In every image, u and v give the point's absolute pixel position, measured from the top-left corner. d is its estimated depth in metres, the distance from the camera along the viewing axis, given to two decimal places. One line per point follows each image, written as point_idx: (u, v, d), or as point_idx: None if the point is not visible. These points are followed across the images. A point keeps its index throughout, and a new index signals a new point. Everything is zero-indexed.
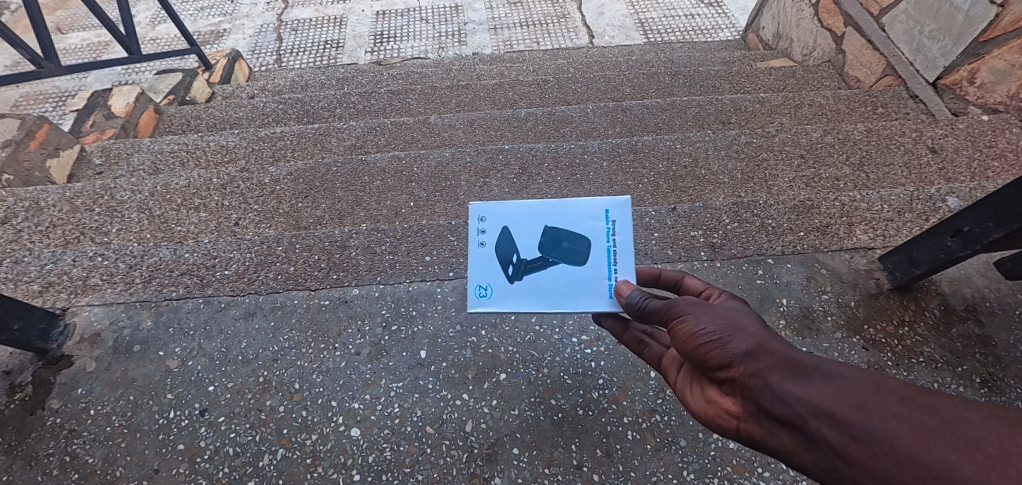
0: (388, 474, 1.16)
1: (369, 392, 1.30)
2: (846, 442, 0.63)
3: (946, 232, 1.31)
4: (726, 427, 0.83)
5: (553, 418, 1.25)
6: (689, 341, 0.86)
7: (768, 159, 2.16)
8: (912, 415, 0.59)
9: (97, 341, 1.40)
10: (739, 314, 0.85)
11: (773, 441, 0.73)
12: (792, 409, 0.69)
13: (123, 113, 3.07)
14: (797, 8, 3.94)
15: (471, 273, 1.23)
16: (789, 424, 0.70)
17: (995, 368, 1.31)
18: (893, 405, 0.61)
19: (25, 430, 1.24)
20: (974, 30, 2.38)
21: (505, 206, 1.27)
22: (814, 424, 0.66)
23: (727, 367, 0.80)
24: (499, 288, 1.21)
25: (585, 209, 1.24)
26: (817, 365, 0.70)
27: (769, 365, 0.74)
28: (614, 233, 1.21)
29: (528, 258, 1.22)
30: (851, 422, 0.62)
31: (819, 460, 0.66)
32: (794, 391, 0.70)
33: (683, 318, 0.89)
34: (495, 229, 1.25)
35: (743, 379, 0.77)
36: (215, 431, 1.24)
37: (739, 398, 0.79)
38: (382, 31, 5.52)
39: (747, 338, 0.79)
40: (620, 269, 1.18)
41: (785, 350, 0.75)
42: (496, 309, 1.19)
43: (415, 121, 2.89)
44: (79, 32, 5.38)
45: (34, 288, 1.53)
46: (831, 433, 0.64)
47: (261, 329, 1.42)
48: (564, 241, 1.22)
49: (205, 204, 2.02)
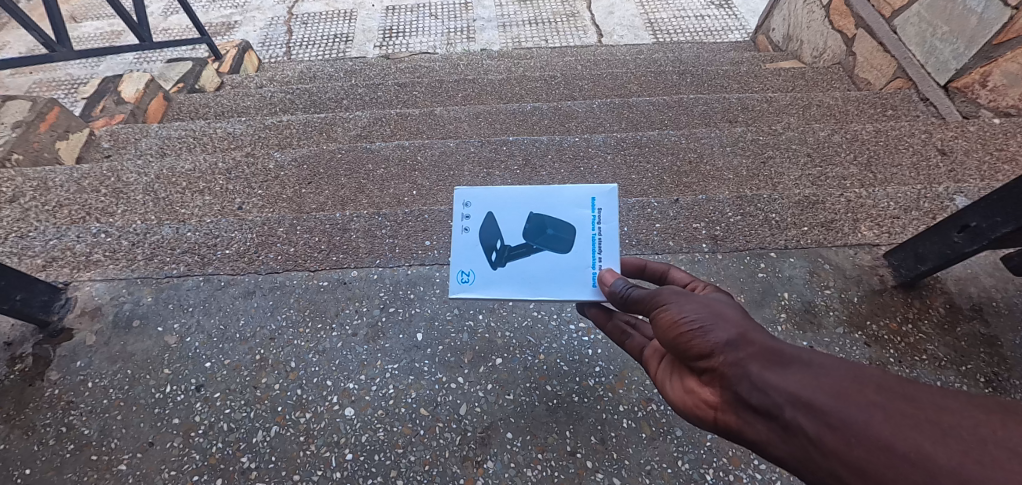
0: (382, 454, 1.16)
1: (365, 372, 1.30)
2: (821, 431, 0.61)
3: (952, 228, 1.29)
4: (704, 418, 0.82)
5: (548, 404, 1.25)
6: (671, 329, 0.85)
7: (774, 156, 2.14)
8: (889, 403, 0.58)
9: (98, 315, 1.41)
10: (723, 304, 0.84)
11: (750, 431, 0.72)
12: (770, 398, 0.68)
13: (133, 99, 3.11)
14: (808, 9, 3.91)
15: (454, 258, 1.22)
16: (765, 414, 0.68)
17: (1000, 368, 1.28)
18: (871, 394, 0.60)
19: (24, 400, 1.25)
20: (987, 33, 2.34)
21: (490, 192, 1.27)
22: (790, 413, 0.65)
23: (707, 356, 0.79)
24: (482, 274, 1.19)
25: (571, 196, 1.24)
26: (796, 354, 0.69)
27: (748, 355, 0.73)
28: (601, 221, 1.21)
29: (512, 245, 1.21)
30: (827, 410, 0.61)
31: (794, 450, 0.65)
32: (771, 380, 0.69)
33: (666, 307, 0.88)
34: (480, 214, 1.25)
35: (723, 368, 0.76)
36: (211, 406, 1.24)
37: (719, 388, 0.78)
38: (392, 26, 5.55)
39: (729, 327, 0.78)
40: (605, 258, 1.17)
41: (766, 341, 0.74)
42: (479, 295, 1.18)
43: (421, 113, 2.90)
44: (93, 21, 5.44)
45: (37, 262, 1.55)
46: (806, 422, 0.63)
47: (260, 308, 1.42)
48: (550, 228, 1.22)
49: (210, 187, 2.03)
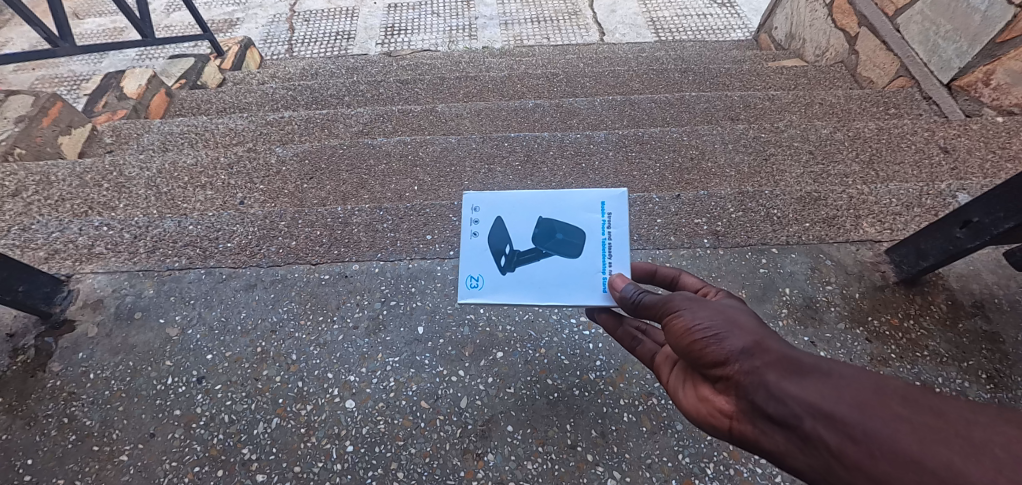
0: (382, 446, 1.16)
1: (366, 365, 1.30)
2: (843, 443, 0.60)
3: (955, 224, 1.29)
4: (718, 427, 0.81)
5: (549, 397, 1.25)
6: (684, 336, 0.85)
7: (776, 154, 2.14)
8: (914, 416, 0.57)
9: (100, 307, 1.42)
10: (737, 312, 0.84)
11: (767, 442, 0.72)
12: (788, 408, 0.68)
13: (134, 94, 3.10)
14: (810, 8, 3.90)
15: (463, 263, 1.22)
16: (784, 424, 0.68)
17: (1002, 365, 1.28)
18: (895, 406, 0.59)
19: (26, 391, 1.25)
20: (991, 31, 2.33)
21: (499, 196, 1.26)
22: (810, 424, 0.64)
23: (722, 365, 0.79)
24: (491, 278, 1.19)
25: (581, 201, 1.23)
26: (815, 364, 0.68)
27: (765, 364, 0.73)
28: (611, 226, 1.21)
29: (521, 250, 1.21)
30: (850, 423, 0.60)
31: (815, 462, 0.64)
32: (790, 390, 0.68)
33: (679, 313, 0.87)
34: (488, 219, 1.25)
35: (739, 377, 0.76)
36: (212, 398, 1.24)
37: (734, 397, 0.77)
38: (393, 24, 5.55)
39: (744, 335, 0.78)
40: (615, 263, 1.17)
41: (783, 349, 0.74)
42: (487, 300, 1.17)
43: (422, 110, 2.90)
44: (96, 18, 5.45)
45: (40, 255, 1.55)
46: (827, 433, 0.62)
47: (261, 301, 1.42)
48: (559, 233, 1.22)
49: (211, 182, 2.03)
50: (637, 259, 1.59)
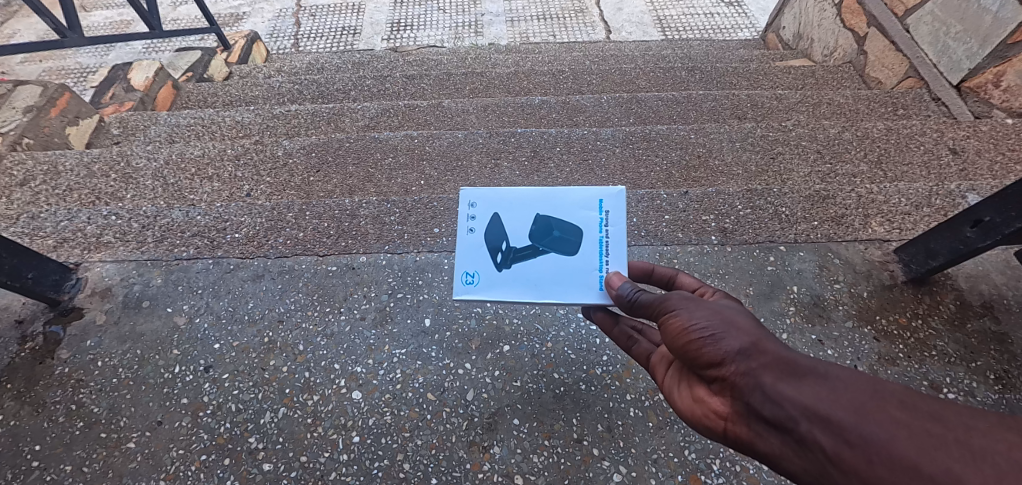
0: (388, 437, 1.16)
1: (372, 356, 1.30)
2: (839, 446, 0.59)
3: (966, 223, 1.27)
4: (714, 429, 0.81)
5: (555, 391, 1.25)
6: (680, 336, 0.84)
7: (783, 153, 2.12)
8: (913, 421, 0.56)
9: (108, 296, 1.42)
10: (733, 311, 0.83)
11: (762, 444, 0.71)
12: (784, 410, 0.67)
13: (142, 86, 3.11)
14: (819, 8, 3.89)
15: (459, 259, 1.21)
16: (780, 427, 0.67)
17: (1010, 366, 1.27)
18: (893, 410, 0.57)
19: (34, 378, 1.26)
20: (1002, 33, 2.31)
21: (498, 193, 1.27)
22: (806, 427, 0.63)
23: (718, 365, 0.78)
24: (486, 275, 1.18)
25: (578, 199, 1.23)
26: (813, 366, 0.67)
27: (761, 365, 0.72)
28: (608, 224, 1.20)
29: (517, 247, 1.21)
30: (847, 426, 0.59)
31: (811, 466, 0.63)
32: (787, 392, 0.67)
33: (675, 313, 0.86)
34: (486, 215, 1.25)
35: (735, 378, 0.75)
36: (219, 387, 1.25)
37: (729, 398, 0.77)
38: (399, 19, 5.54)
39: (741, 336, 0.77)
40: (611, 262, 1.16)
41: (779, 350, 0.73)
42: (483, 297, 1.16)
43: (429, 105, 2.89)
44: (102, 11, 5.46)
45: (48, 243, 1.55)
46: (823, 436, 0.61)
47: (269, 292, 1.43)
48: (556, 230, 1.21)
49: (219, 174, 2.03)
50: (644, 255, 1.58)
